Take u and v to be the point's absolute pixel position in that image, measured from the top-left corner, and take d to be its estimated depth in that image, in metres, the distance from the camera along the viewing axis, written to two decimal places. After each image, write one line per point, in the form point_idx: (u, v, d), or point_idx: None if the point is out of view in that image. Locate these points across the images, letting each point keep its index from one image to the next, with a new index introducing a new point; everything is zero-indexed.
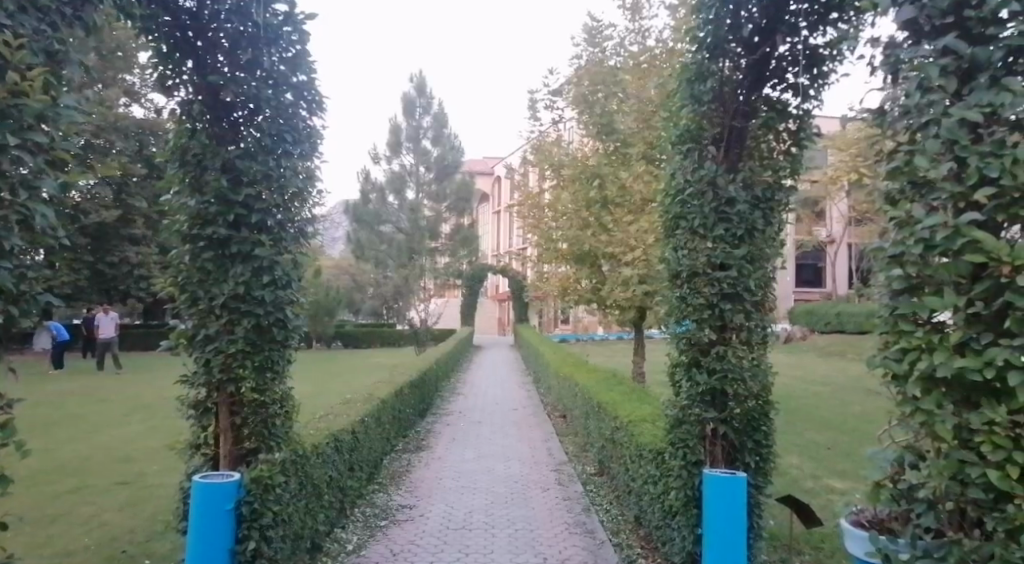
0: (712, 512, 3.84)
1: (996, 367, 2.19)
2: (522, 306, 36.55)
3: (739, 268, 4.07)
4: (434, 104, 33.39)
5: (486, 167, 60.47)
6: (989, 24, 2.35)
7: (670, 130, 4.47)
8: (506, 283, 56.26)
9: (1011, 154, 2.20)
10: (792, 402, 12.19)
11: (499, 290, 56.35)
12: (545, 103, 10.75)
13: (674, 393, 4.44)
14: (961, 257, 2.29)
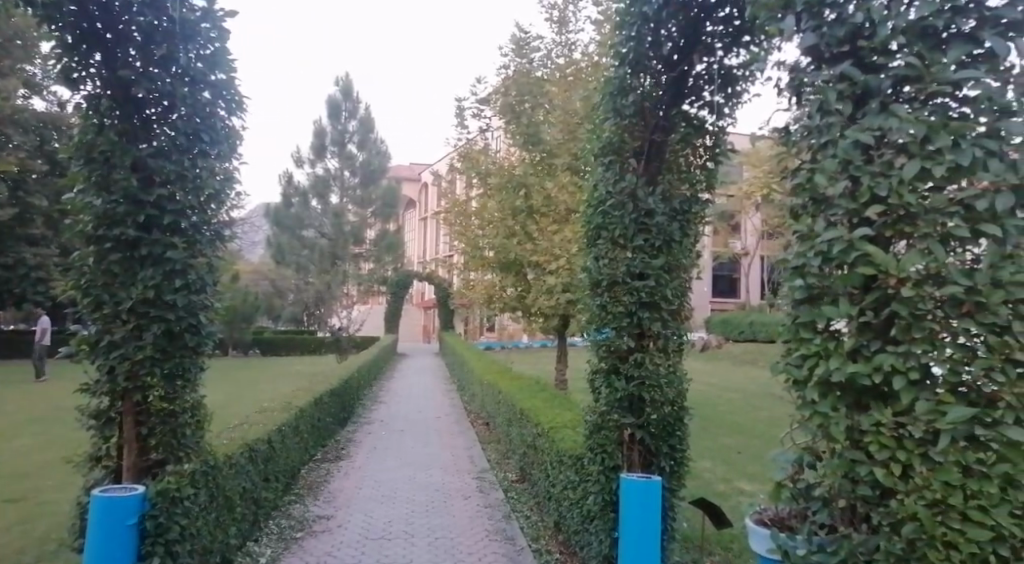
0: (628, 516, 3.94)
1: (883, 373, 2.37)
2: (448, 313, 36.43)
3: (657, 277, 4.22)
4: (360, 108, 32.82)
5: (415, 172, 60.02)
6: (879, 54, 2.52)
7: (593, 142, 4.56)
8: (431, 290, 56.00)
9: (898, 174, 2.37)
10: (707, 408, 12.67)
11: (425, 297, 55.99)
12: (472, 111, 10.79)
13: (593, 399, 4.53)
14: (854, 269, 2.45)
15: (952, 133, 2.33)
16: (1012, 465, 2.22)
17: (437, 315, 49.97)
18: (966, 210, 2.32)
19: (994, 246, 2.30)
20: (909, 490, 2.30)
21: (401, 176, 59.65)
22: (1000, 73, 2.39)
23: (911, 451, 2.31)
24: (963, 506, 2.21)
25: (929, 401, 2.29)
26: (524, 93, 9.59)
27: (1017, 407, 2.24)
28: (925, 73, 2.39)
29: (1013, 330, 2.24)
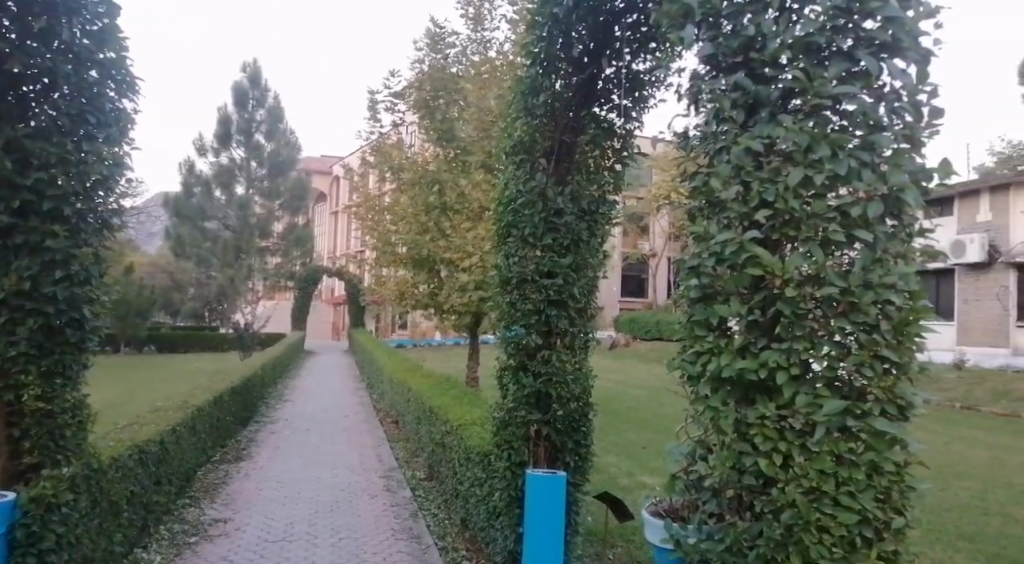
0: (533, 510, 3.97)
1: (768, 369, 2.50)
2: (360, 310, 35.77)
3: (565, 276, 4.29)
4: (269, 96, 30.95)
5: (328, 165, 58.37)
6: (769, 67, 2.66)
7: (506, 140, 4.58)
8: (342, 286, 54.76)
9: (784, 181, 2.50)
10: (612, 405, 12.97)
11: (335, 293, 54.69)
12: (386, 104, 10.64)
13: (500, 396, 4.56)
14: (744, 270, 2.57)
15: (832, 144, 2.48)
16: (876, 453, 2.42)
17: (348, 312, 48.78)
18: (843, 215, 2.49)
19: (865, 250, 2.48)
20: (788, 479, 2.43)
21: (312, 169, 57.88)
22: (874, 90, 2.56)
23: (792, 442, 2.44)
24: (835, 492, 2.38)
25: (808, 395, 2.44)
26: (439, 88, 9.51)
27: (881, 399, 2.45)
28: (809, 86, 2.54)
29: (880, 329, 2.43)
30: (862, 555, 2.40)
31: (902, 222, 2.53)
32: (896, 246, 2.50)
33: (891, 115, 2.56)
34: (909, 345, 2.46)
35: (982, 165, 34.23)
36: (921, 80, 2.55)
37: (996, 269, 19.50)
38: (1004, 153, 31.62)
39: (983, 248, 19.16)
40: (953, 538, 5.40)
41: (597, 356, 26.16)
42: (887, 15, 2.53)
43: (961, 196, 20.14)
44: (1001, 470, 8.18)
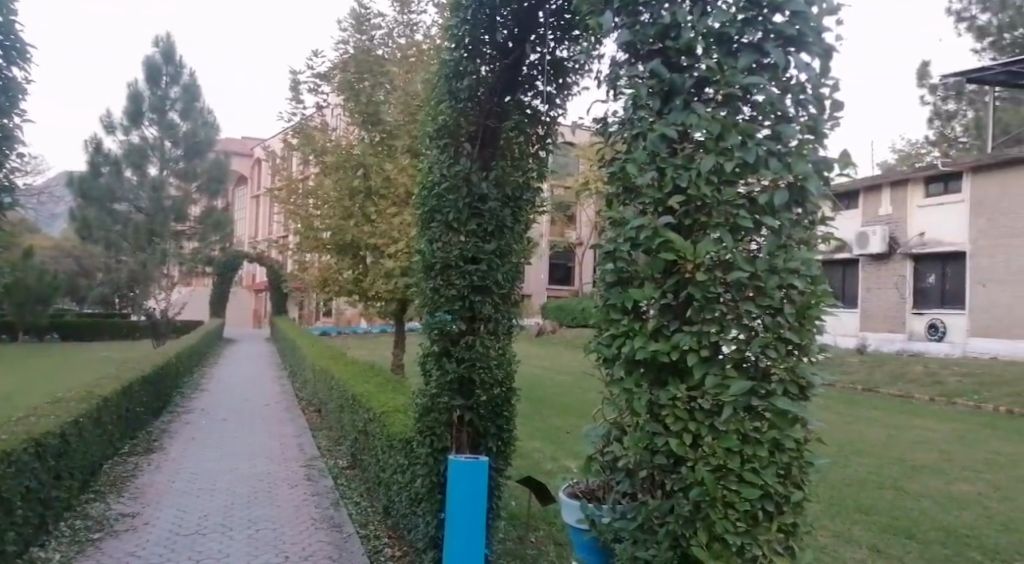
0: (456, 496, 3.96)
1: (680, 351, 2.57)
2: (283, 298, 34.81)
3: (488, 262, 4.29)
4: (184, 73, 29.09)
5: (249, 148, 56.33)
6: (684, 56, 2.72)
7: (429, 124, 4.50)
8: (263, 273, 53.09)
9: (696, 168, 2.57)
10: (537, 391, 13.09)
11: (256, 279, 53.03)
12: (309, 85, 10.39)
13: (423, 382, 4.52)
14: (658, 255, 2.64)
15: (741, 133, 2.57)
16: (778, 431, 2.53)
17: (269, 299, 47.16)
18: (751, 203, 2.58)
19: (771, 237, 2.57)
20: (697, 457, 2.51)
21: (231, 151, 55.65)
22: (781, 82, 2.66)
23: (701, 422, 2.52)
24: (740, 469, 2.47)
25: (717, 376, 2.52)
26: (363, 71, 9.38)
27: (785, 379, 2.55)
28: (721, 75, 2.62)
29: (784, 312, 2.54)
30: (764, 529, 2.51)
31: (806, 210, 2.63)
32: (800, 233, 2.61)
33: (796, 107, 2.67)
34: (809, 327, 2.58)
35: (885, 162, 36.38)
36: (823, 74, 2.68)
37: (895, 260, 20.65)
38: (905, 151, 33.67)
39: (884, 239, 20.30)
40: (850, 511, 5.73)
41: (522, 343, 26.34)
42: (794, 9, 2.63)
43: (865, 190, 21.32)
44: (893, 447, 8.75)
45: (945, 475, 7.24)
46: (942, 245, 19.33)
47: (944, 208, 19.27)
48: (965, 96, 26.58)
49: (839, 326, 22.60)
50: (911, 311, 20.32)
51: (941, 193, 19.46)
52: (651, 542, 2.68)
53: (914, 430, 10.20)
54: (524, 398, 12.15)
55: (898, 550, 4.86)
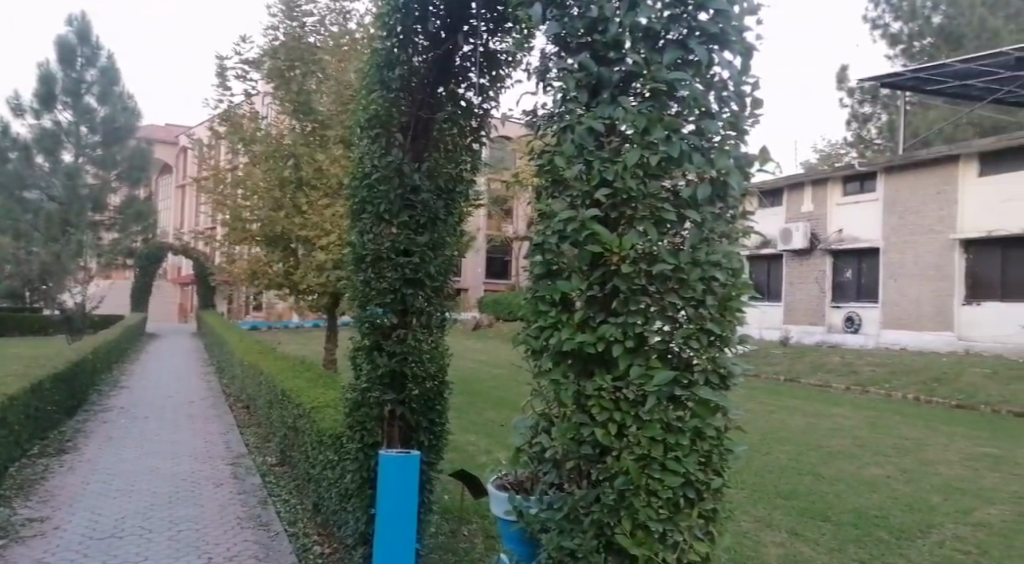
0: (386, 491, 3.90)
1: (605, 342, 2.60)
2: (211, 291, 33.67)
3: (421, 255, 4.25)
4: (101, 55, 27.94)
5: (174, 135, 54.08)
6: (611, 50, 2.75)
7: (360, 113, 4.39)
8: (190, 265, 51.19)
9: (622, 162, 2.60)
10: (470, 385, 13.09)
11: (182, 272, 51.09)
12: (237, 72, 10.06)
13: (354, 376, 4.45)
14: (585, 248, 2.65)
15: (666, 128, 2.60)
16: (700, 420, 2.60)
17: (195, 292, 45.34)
18: (675, 197, 2.63)
19: (694, 230, 2.62)
20: (622, 447, 2.55)
21: (154, 139, 53.31)
22: (706, 78, 2.72)
23: (626, 412, 2.56)
24: (663, 458, 2.52)
25: (641, 366, 2.56)
26: (293, 58, 9.18)
27: (706, 369, 2.62)
28: (646, 71, 2.66)
29: (707, 303, 2.59)
30: (685, 516, 2.58)
31: (728, 204, 2.70)
32: (722, 227, 2.68)
33: (719, 103, 2.73)
34: (731, 319, 2.66)
35: (807, 161, 38.02)
36: (744, 72, 2.75)
37: (816, 255, 21.61)
38: (825, 151, 35.25)
39: (806, 235, 21.27)
40: (771, 497, 5.97)
41: (456, 337, 26.27)
42: (717, 8, 2.68)
43: (788, 188, 22.24)
44: (810, 434, 9.16)
45: (857, 459, 7.62)
46: (858, 241, 20.30)
47: (860, 206, 20.30)
48: (880, 98, 28.17)
49: (763, 319, 23.50)
50: (830, 305, 21.25)
51: (857, 192, 20.49)
52: (577, 531, 2.72)
53: (831, 417, 10.71)
54: (458, 391, 12.13)
55: (814, 533, 5.09)
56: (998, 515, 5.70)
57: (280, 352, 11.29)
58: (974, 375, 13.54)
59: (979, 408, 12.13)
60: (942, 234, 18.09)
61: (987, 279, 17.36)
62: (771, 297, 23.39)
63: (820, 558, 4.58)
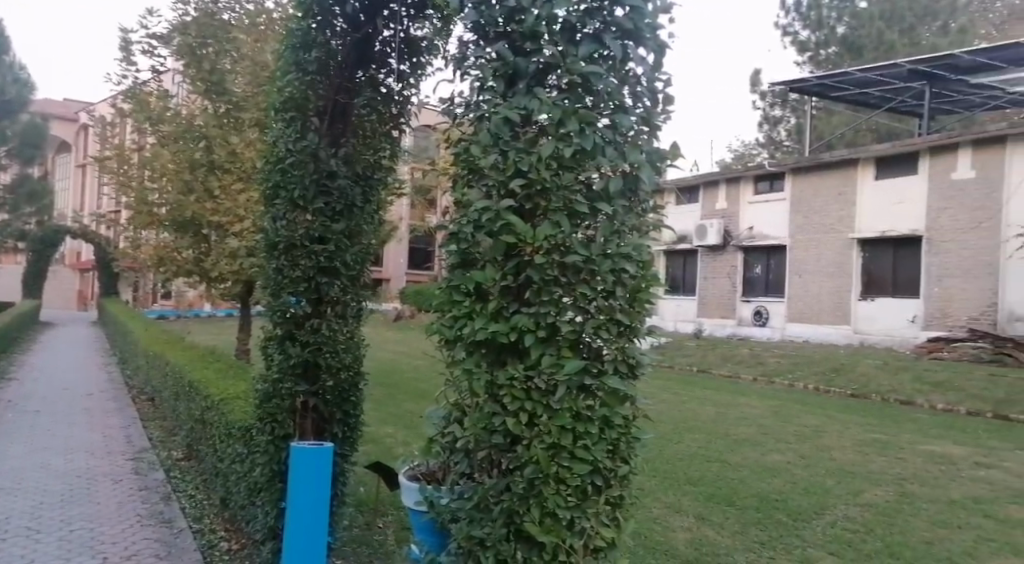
0: (298, 484, 3.80)
1: (517, 331, 2.61)
2: (113, 278, 31.85)
3: (336, 242, 4.16)
4: None
5: (73, 111, 50.59)
6: (529, 41, 2.75)
7: (274, 95, 4.23)
8: (90, 250, 48.23)
9: (537, 153, 2.61)
10: (387, 376, 12.93)
11: (81, 258, 48.13)
12: (143, 46, 9.54)
13: (265, 366, 4.32)
14: (499, 238, 2.64)
15: (581, 121, 2.62)
16: (608, 409, 2.66)
17: (97, 278, 42.80)
18: (589, 190, 2.67)
19: (606, 223, 2.67)
20: (533, 436, 2.56)
21: (51, 113, 49.74)
22: (620, 72, 2.78)
23: (537, 402, 2.58)
24: (572, 447, 2.56)
25: (553, 355, 2.59)
26: (206, 35, 8.79)
27: (615, 359, 2.68)
28: (562, 62, 2.68)
29: (616, 295, 2.65)
30: (592, 503, 2.64)
31: (639, 198, 2.77)
32: (633, 220, 2.74)
33: (633, 98, 2.80)
34: (639, 310, 2.73)
35: (721, 160, 39.54)
36: (657, 69, 2.82)
37: (729, 251, 22.54)
38: (738, 151, 36.68)
39: (719, 232, 22.20)
40: (681, 484, 6.19)
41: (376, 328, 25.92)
42: (632, 5, 2.73)
43: (704, 186, 23.10)
44: (718, 423, 9.55)
45: (761, 447, 8.01)
46: (766, 238, 21.24)
47: (769, 205, 21.24)
48: (790, 102, 29.63)
49: (679, 312, 24.30)
50: (740, 299, 22.11)
51: (767, 191, 21.44)
52: (486, 520, 2.72)
53: (738, 407, 11.22)
54: (374, 383, 11.95)
55: (719, 518, 5.29)
56: (884, 496, 6.11)
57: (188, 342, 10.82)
58: (868, 366, 14.47)
59: (871, 397, 12.96)
60: (842, 233, 19.20)
61: (880, 277, 18.48)
62: (687, 291, 24.21)
63: (724, 541, 4.78)
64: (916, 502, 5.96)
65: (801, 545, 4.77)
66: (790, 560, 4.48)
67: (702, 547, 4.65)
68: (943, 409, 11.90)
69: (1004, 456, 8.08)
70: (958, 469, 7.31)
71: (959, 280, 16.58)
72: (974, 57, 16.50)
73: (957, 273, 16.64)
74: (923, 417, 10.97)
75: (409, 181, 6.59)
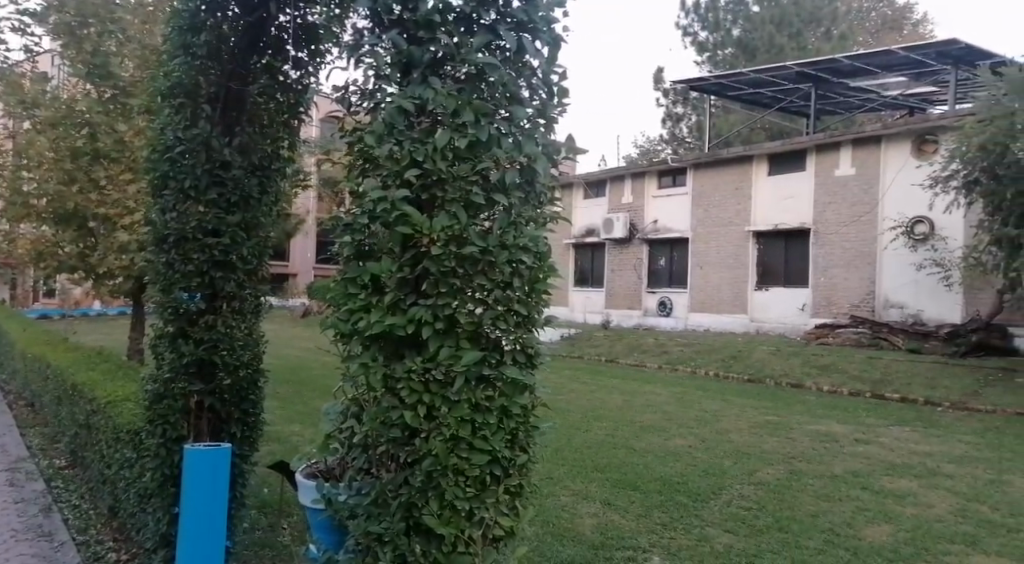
0: (191, 487, 3.62)
1: (415, 324, 2.58)
2: None
3: (232, 235, 4.00)
4: None
5: None
6: (423, 29, 2.72)
7: (159, 80, 4.03)
8: None
9: (432, 143, 2.60)
10: (290, 373, 12.54)
11: None
12: (14, 24, 8.82)
13: (155, 365, 4.11)
14: (394, 229, 2.61)
15: (476, 111, 2.62)
16: (507, 398, 2.68)
17: None
18: (484, 180, 2.66)
19: (503, 213, 2.67)
20: (431, 429, 2.55)
21: None
22: (516, 64, 2.79)
23: (435, 393, 2.56)
24: (470, 438, 2.56)
25: (451, 347, 2.57)
26: (85, 15, 8.13)
27: (514, 348, 2.71)
28: (456, 52, 2.67)
29: (513, 285, 2.66)
30: (491, 493, 2.66)
31: (534, 188, 2.79)
32: (529, 212, 2.77)
33: (529, 90, 2.83)
34: (536, 300, 2.74)
35: (628, 155, 40.76)
36: (552, 62, 2.85)
37: (634, 244, 23.15)
38: (643, 147, 37.75)
39: (625, 225, 22.80)
40: (588, 471, 6.34)
41: (280, 325, 25.07)
42: None
43: (611, 180, 23.70)
44: (624, 411, 9.85)
45: (664, 432, 8.30)
46: (670, 231, 21.98)
47: (672, 199, 21.98)
48: (690, 100, 30.89)
49: (588, 303, 24.79)
50: (646, 290, 22.75)
51: (671, 186, 22.20)
52: (385, 515, 2.69)
53: (643, 394, 11.61)
54: (275, 381, 11.56)
55: (625, 502, 5.45)
56: (775, 474, 6.48)
57: (73, 342, 10.15)
58: (763, 353, 15.27)
59: (765, 381, 13.71)
60: (740, 226, 20.13)
61: (773, 267, 19.52)
62: (596, 283, 24.73)
63: (629, 524, 4.92)
64: (803, 478, 6.36)
65: (699, 525, 4.98)
66: (688, 539, 4.68)
67: (606, 531, 4.77)
68: (829, 390, 12.71)
69: (879, 432, 8.74)
70: (840, 446, 7.84)
71: (843, 270, 17.78)
72: (853, 62, 17.66)
73: (840, 263, 17.84)
74: (810, 399, 11.69)
75: (309, 172, 6.44)
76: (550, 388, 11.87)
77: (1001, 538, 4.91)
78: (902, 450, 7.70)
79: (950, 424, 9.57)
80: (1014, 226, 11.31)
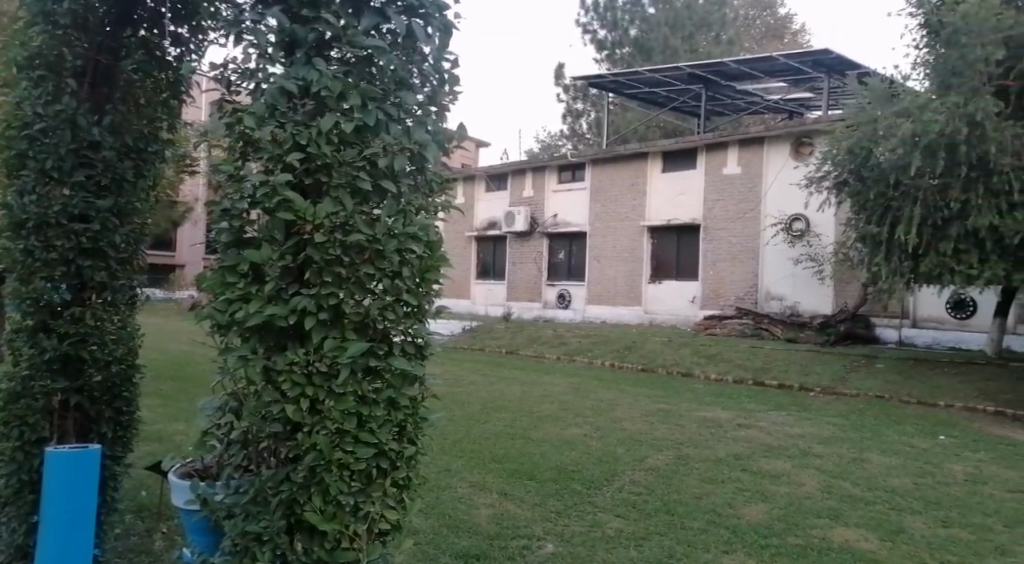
0: (51, 494, 3.32)
1: (297, 314, 2.47)
2: None
3: (102, 222, 3.73)
4: None
5: None
6: (307, 7, 2.63)
7: (13, 50, 3.64)
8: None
9: (316, 127, 2.49)
10: (169, 369, 11.80)
11: None
12: None
13: (10, 362, 3.76)
14: (275, 215, 2.49)
15: (363, 96, 2.56)
16: (394, 390, 2.62)
17: None
18: (371, 166, 2.58)
19: (390, 203, 2.62)
20: (314, 423, 2.47)
21: None
22: (406, 49, 2.75)
23: (318, 386, 2.48)
24: (355, 431, 2.50)
25: (335, 339, 2.50)
26: None
27: (401, 339, 2.66)
28: (342, 33, 2.58)
29: (401, 275, 2.59)
30: (377, 486, 2.61)
31: (424, 176, 2.76)
32: (418, 200, 2.72)
33: (420, 77, 2.80)
34: (425, 291, 2.69)
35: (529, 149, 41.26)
36: (443, 49, 2.82)
37: (535, 237, 23.41)
38: (544, 141, 38.33)
39: (526, 219, 23.04)
40: (486, 462, 6.37)
41: (164, 318, 23.62)
42: None
43: (513, 174, 23.90)
44: (520, 401, 9.97)
45: (558, 422, 8.46)
46: (570, 225, 22.42)
47: (572, 193, 22.42)
48: (589, 97, 31.63)
49: (489, 296, 24.88)
50: (545, 283, 23.07)
51: (571, 181, 22.63)
52: (263, 513, 2.59)
53: (538, 385, 11.81)
54: (150, 377, 10.84)
55: (518, 491, 5.50)
56: (663, 460, 6.74)
57: None
58: (657, 343, 15.91)
59: (657, 370, 14.28)
60: (636, 221, 20.80)
61: (667, 261, 20.30)
62: (497, 276, 24.87)
63: (523, 514, 4.98)
64: (689, 462, 6.66)
65: (592, 511, 5.11)
66: (580, 525, 4.80)
67: (502, 521, 4.80)
68: (715, 378, 13.40)
69: (759, 417, 9.27)
70: (724, 430, 8.28)
71: (730, 264, 18.75)
72: (739, 65, 18.61)
73: (728, 258, 18.80)
74: (696, 386, 12.29)
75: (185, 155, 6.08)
76: (448, 379, 11.84)
77: (859, 511, 5.34)
78: (777, 433, 8.24)
79: (819, 408, 10.32)
80: (876, 224, 12.26)
